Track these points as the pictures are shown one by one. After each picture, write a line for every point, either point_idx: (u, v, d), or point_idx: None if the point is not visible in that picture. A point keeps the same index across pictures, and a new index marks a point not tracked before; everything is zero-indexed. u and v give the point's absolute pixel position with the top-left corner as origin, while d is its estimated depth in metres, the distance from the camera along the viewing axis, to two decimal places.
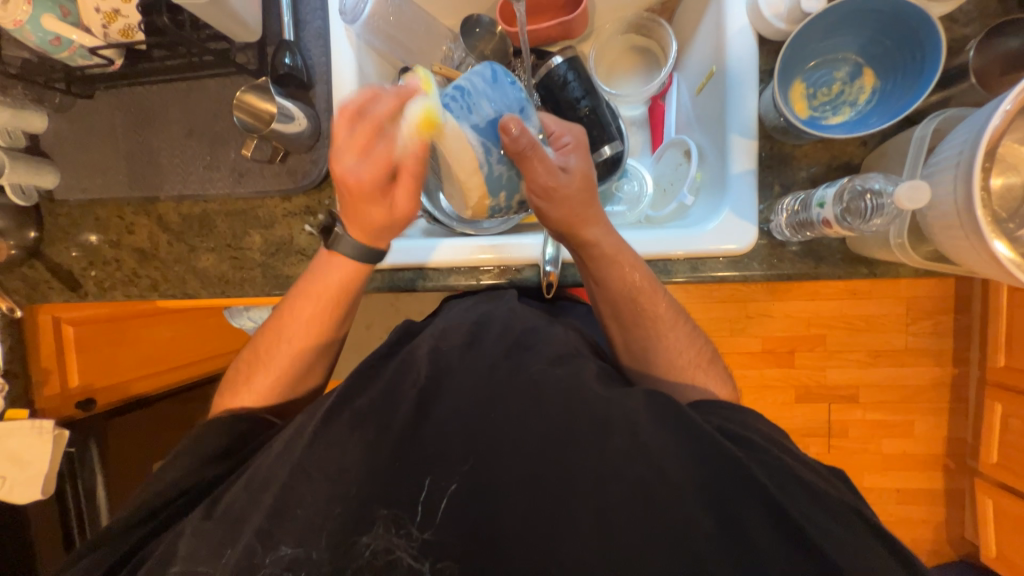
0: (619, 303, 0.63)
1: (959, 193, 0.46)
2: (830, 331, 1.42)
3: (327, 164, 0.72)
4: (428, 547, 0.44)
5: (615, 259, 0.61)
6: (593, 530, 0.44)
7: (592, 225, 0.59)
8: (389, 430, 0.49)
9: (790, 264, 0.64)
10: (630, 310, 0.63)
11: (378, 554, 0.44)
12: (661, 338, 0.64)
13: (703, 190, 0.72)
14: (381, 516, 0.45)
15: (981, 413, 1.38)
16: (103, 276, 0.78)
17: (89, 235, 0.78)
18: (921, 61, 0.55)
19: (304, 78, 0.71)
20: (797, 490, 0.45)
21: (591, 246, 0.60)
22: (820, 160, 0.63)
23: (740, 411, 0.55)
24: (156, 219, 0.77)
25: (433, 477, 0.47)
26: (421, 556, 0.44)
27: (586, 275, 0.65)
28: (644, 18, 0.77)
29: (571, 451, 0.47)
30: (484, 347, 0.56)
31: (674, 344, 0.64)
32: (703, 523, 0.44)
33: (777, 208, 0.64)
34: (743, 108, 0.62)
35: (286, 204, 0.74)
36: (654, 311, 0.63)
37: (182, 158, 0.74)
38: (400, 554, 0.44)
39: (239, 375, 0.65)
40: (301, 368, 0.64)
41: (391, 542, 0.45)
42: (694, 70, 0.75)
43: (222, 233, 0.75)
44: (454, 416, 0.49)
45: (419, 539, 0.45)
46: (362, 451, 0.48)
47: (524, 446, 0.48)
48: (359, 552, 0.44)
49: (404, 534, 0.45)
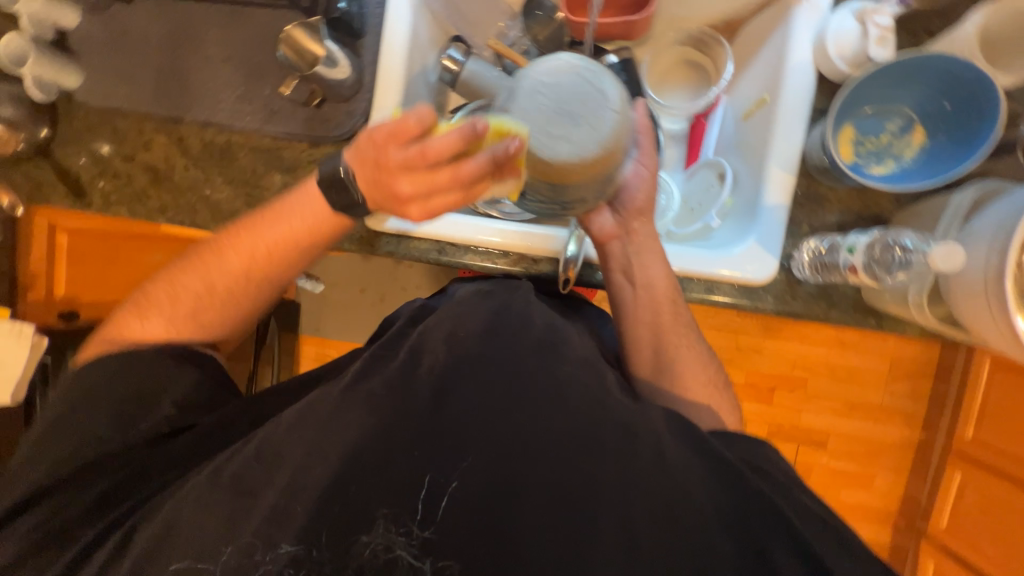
0: (653, 306, 0.65)
1: (991, 264, 0.47)
2: (812, 375, 1.45)
3: (362, 119, 0.70)
4: (428, 546, 0.45)
5: (655, 257, 0.64)
6: (603, 544, 0.45)
7: (642, 218, 0.64)
8: (391, 400, 0.49)
9: (802, 303, 0.64)
10: (659, 316, 0.65)
11: (377, 552, 0.45)
12: (665, 352, 0.64)
13: (731, 215, 0.72)
14: (381, 515, 0.46)
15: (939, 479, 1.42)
16: (110, 189, 0.75)
17: (102, 145, 0.75)
18: (974, 129, 0.55)
19: (355, 25, 0.68)
20: (808, 514, 0.47)
21: (635, 235, 0.65)
22: (851, 207, 0.63)
23: (740, 440, 0.55)
24: (176, 140, 0.74)
25: (433, 475, 0.47)
26: (421, 554, 0.45)
27: (624, 275, 0.66)
28: (705, 33, 0.76)
29: (587, 462, 0.47)
30: (501, 332, 0.55)
31: (694, 357, 0.65)
32: (723, 550, 0.45)
33: (802, 246, 0.64)
34: (789, 141, 0.62)
35: (313, 151, 0.72)
36: (682, 317, 0.65)
37: (215, 84, 0.72)
38: (399, 553, 0.45)
39: (191, 288, 0.62)
40: (240, 277, 0.61)
41: (390, 540, 0.46)
42: (744, 95, 0.74)
43: (241, 168, 0.73)
44: (462, 398, 0.50)
45: (420, 538, 0.46)
46: (365, 424, 0.48)
47: (523, 439, 0.48)
48: (358, 550, 0.45)
49: (404, 533, 0.46)
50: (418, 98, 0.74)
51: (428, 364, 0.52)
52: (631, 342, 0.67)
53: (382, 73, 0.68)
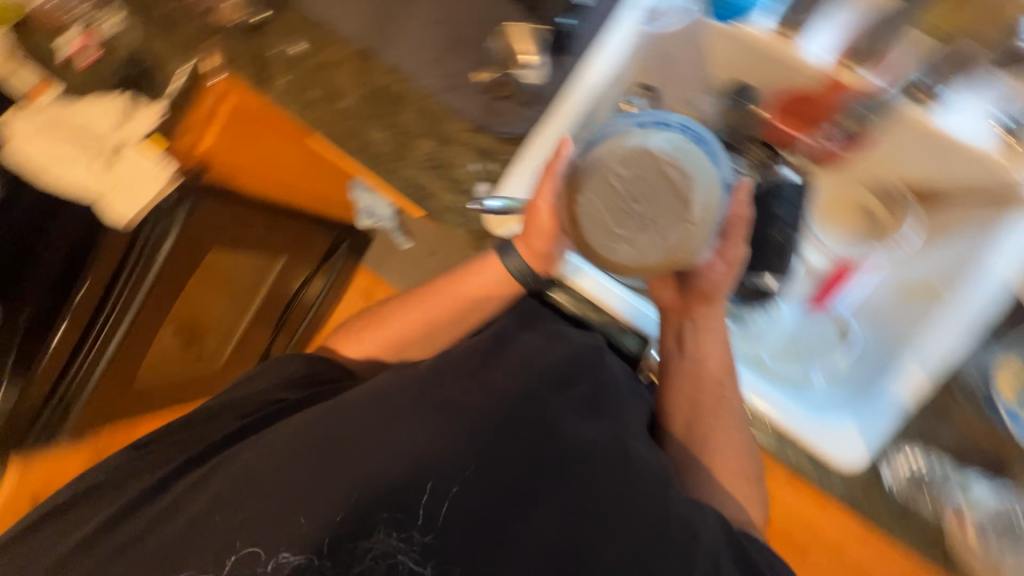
0: (696, 382, 0.64)
1: None
2: None
3: (527, 128, 0.71)
4: (427, 552, 0.52)
5: (707, 336, 0.65)
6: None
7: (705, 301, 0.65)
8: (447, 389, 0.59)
9: (877, 505, 0.60)
10: (710, 398, 0.63)
11: (378, 558, 0.52)
12: (720, 451, 0.62)
13: (837, 380, 0.68)
14: (382, 520, 0.53)
15: None
16: (292, 86, 0.81)
17: (300, 44, 0.81)
18: None
19: (567, 45, 0.70)
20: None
21: (701, 322, 0.65)
22: (966, 434, 0.61)
23: None
24: (362, 71, 0.78)
25: (435, 482, 0.54)
26: (421, 560, 0.52)
27: (677, 344, 0.67)
28: (897, 189, 0.72)
29: (579, 531, 0.53)
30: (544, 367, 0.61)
31: (734, 448, 0.62)
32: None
33: (905, 453, 0.60)
34: (944, 349, 0.59)
35: (471, 134, 0.73)
36: (732, 403, 0.63)
37: (418, 39, 0.75)
38: (400, 558, 0.52)
39: (355, 328, 0.75)
40: (412, 326, 0.71)
41: (390, 547, 0.52)
42: (905, 275, 0.71)
43: (403, 121, 0.76)
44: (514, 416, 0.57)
45: (420, 545, 0.53)
46: (413, 400, 0.58)
47: (541, 470, 0.55)
48: (360, 556, 0.52)
49: (405, 539, 0.53)
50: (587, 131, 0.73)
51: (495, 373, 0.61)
52: (672, 411, 0.66)
53: (569, 95, 0.69)
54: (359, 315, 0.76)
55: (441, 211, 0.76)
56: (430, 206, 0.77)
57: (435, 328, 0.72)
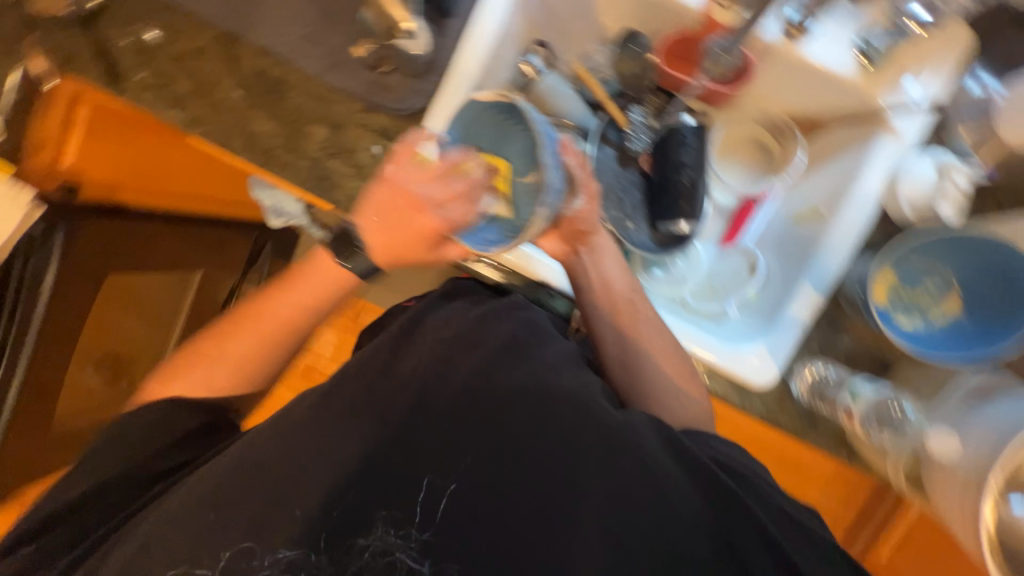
0: (616, 305, 0.64)
1: (980, 452, 0.51)
2: (763, 457, 1.50)
3: (423, 101, 0.68)
4: (427, 548, 0.52)
5: (609, 259, 0.64)
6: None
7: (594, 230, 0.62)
8: (376, 402, 0.58)
9: (788, 418, 0.64)
10: (625, 314, 0.64)
11: (376, 555, 0.52)
12: (659, 367, 0.63)
13: (750, 309, 0.72)
14: (380, 518, 0.53)
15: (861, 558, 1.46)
16: (147, 82, 0.71)
17: (151, 32, 0.71)
18: (1008, 319, 0.56)
19: (446, 6, 0.66)
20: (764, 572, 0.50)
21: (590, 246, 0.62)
22: (866, 340, 0.64)
23: None
24: (229, 57, 0.70)
25: (431, 477, 0.54)
26: (420, 557, 0.52)
27: (592, 280, 0.63)
28: (784, 124, 0.74)
29: (560, 486, 0.54)
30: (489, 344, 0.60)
31: (661, 350, 0.63)
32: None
33: (808, 364, 0.64)
34: (828, 265, 0.63)
35: (366, 116, 0.69)
36: (645, 317, 0.64)
37: (286, 14, 0.69)
38: (399, 554, 0.52)
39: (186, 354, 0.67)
40: (248, 358, 0.67)
41: (388, 545, 0.52)
42: (801, 198, 0.74)
43: (288, 107, 0.70)
44: (463, 393, 0.58)
45: (418, 540, 0.52)
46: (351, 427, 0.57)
47: (520, 437, 0.56)
48: (358, 553, 0.52)
49: (404, 535, 0.53)
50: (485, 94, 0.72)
51: (413, 365, 0.60)
52: (603, 341, 0.66)
53: (458, 63, 0.66)
54: (205, 333, 0.69)
55: (347, 200, 0.70)
56: (335, 196, 0.70)
57: (298, 333, 0.68)
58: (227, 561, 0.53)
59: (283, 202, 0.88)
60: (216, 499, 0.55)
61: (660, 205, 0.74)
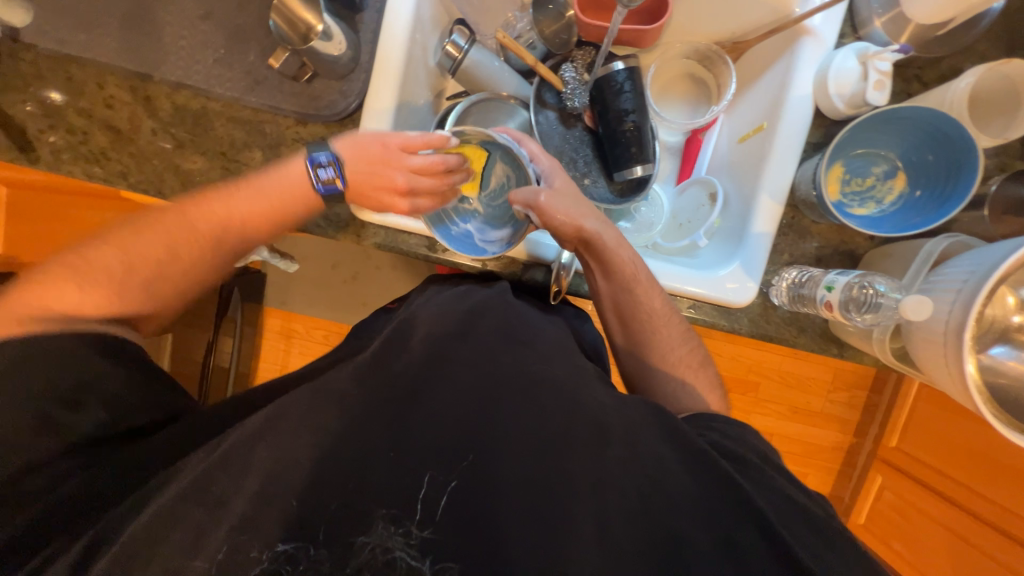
0: (616, 293, 0.64)
1: (954, 316, 0.49)
2: (764, 380, 1.55)
3: (355, 102, 0.66)
4: (428, 546, 0.43)
5: (615, 250, 0.62)
6: (592, 545, 0.43)
7: (589, 217, 0.61)
8: (365, 393, 0.50)
9: (775, 327, 0.68)
10: (626, 301, 0.64)
11: (376, 556, 0.43)
12: (666, 352, 0.64)
13: (717, 236, 0.74)
14: (380, 515, 0.44)
15: (872, 451, 1.54)
16: (62, 144, 0.67)
17: (54, 92, 0.67)
18: (954, 183, 0.57)
19: (355, 0, 0.65)
20: (786, 509, 0.46)
21: (586, 241, 0.62)
22: (830, 240, 0.67)
23: (739, 427, 0.55)
24: (143, 100, 0.67)
25: (432, 473, 0.46)
26: (421, 555, 0.43)
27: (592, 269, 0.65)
28: (711, 51, 0.75)
29: None
30: (476, 334, 0.57)
31: (667, 339, 0.64)
32: (698, 542, 0.44)
33: (783, 274, 0.67)
34: (780, 176, 0.65)
35: (301, 129, 0.68)
36: (649, 306, 0.63)
37: (190, 42, 0.65)
38: (399, 554, 0.43)
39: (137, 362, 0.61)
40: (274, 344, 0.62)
41: (389, 541, 0.43)
42: (741, 119, 0.76)
43: (218, 138, 0.68)
44: (455, 384, 0.51)
45: (419, 537, 0.43)
46: None
47: (528, 418, 0.49)
48: (358, 552, 0.43)
49: (403, 532, 0.44)
50: (416, 82, 0.71)
51: (405, 360, 0.53)
52: (611, 326, 0.68)
53: (381, 56, 0.64)
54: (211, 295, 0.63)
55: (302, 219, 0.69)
56: None
57: None
58: (225, 555, 0.43)
59: None
60: (207, 501, 0.46)
61: (613, 157, 0.74)
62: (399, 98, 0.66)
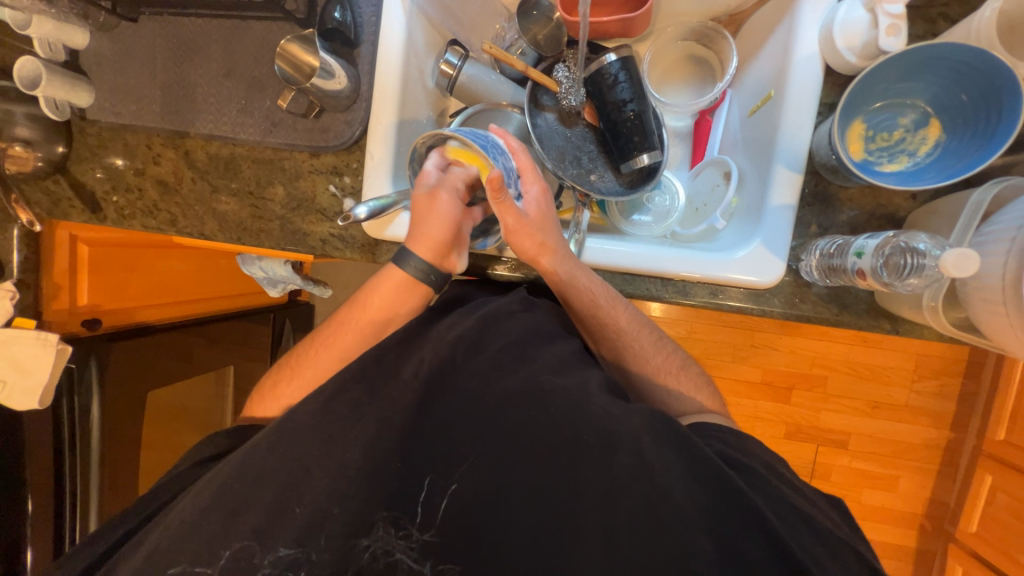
0: (582, 316, 0.64)
1: (1009, 268, 0.45)
2: (832, 373, 1.41)
3: (360, 128, 0.71)
4: (427, 549, 0.47)
5: (572, 281, 0.61)
6: (590, 540, 0.46)
7: (548, 254, 0.61)
8: (372, 399, 0.51)
9: (811, 306, 0.62)
10: (591, 325, 0.64)
11: (378, 556, 0.47)
12: (649, 360, 0.64)
13: (736, 216, 0.70)
14: (381, 519, 0.48)
15: (976, 449, 1.34)
16: (123, 202, 0.77)
17: (116, 159, 0.77)
18: (996, 122, 0.51)
19: (351, 36, 0.70)
20: (790, 518, 0.47)
21: (540, 272, 0.63)
22: (864, 206, 0.61)
23: (740, 440, 0.54)
24: (183, 153, 0.76)
25: (432, 477, 0.49)
26: (421, 558, 0.47)
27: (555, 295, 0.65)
28: (708, 27, 0.73)
29: (581, 465, 0.48)
30: (486, 344, 0.56)
31: (642, 352, 0.64)
32: (699, 546, 0.45)
33: (811, 250, 0.61)
34: (795, 144, 0.60)
35: (314, 161, 0.73)
36: (616, 325, 0.63)
37: (217, 98, 0.73)
38: (400, 556, 0.47)
39: None
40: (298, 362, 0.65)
41: (390, 544, 0.48)
42: (749, 91, 0.72)
43: (246, 179, 0.75)
44: (461, 395, 0.52)
45: (419, 541, 0.48)
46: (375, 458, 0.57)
47: (535, 429, 0.50)
48: (359, 554, 0.48)
49: (404, 535, 0.48)
50: (416, 105, 0.74)
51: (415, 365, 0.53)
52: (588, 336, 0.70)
53: (377, 84, 0.69)
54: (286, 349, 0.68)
55: (322, 243, 0.73)
56: (310, 244, 0.73)
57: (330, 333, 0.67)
58: (229, 558, 0.47)
59: (274, 269, 0.92)
60: (227, 508, 0.49)
61: (618, 149, 0.72)
62: (399, 119, 0.69)
